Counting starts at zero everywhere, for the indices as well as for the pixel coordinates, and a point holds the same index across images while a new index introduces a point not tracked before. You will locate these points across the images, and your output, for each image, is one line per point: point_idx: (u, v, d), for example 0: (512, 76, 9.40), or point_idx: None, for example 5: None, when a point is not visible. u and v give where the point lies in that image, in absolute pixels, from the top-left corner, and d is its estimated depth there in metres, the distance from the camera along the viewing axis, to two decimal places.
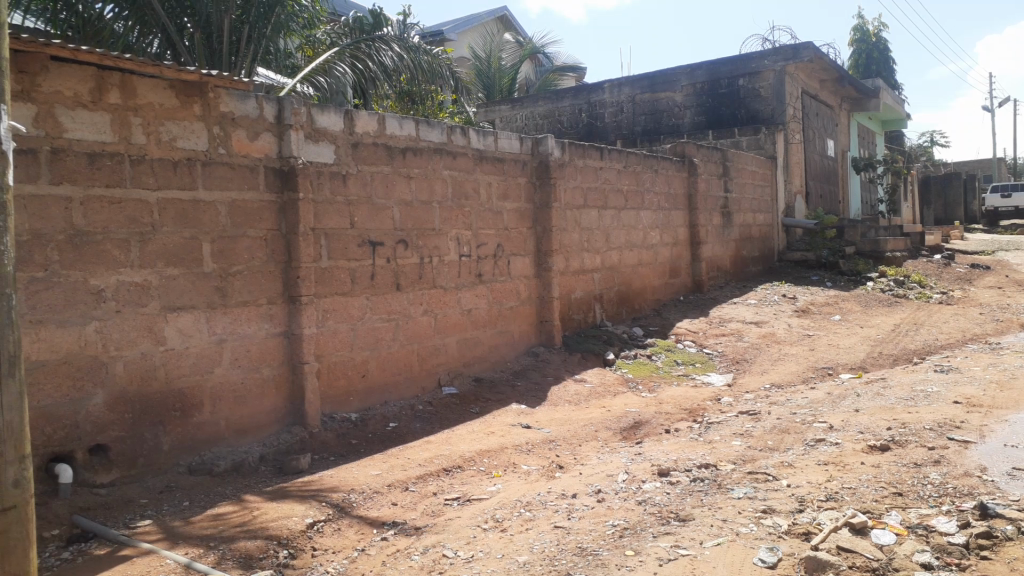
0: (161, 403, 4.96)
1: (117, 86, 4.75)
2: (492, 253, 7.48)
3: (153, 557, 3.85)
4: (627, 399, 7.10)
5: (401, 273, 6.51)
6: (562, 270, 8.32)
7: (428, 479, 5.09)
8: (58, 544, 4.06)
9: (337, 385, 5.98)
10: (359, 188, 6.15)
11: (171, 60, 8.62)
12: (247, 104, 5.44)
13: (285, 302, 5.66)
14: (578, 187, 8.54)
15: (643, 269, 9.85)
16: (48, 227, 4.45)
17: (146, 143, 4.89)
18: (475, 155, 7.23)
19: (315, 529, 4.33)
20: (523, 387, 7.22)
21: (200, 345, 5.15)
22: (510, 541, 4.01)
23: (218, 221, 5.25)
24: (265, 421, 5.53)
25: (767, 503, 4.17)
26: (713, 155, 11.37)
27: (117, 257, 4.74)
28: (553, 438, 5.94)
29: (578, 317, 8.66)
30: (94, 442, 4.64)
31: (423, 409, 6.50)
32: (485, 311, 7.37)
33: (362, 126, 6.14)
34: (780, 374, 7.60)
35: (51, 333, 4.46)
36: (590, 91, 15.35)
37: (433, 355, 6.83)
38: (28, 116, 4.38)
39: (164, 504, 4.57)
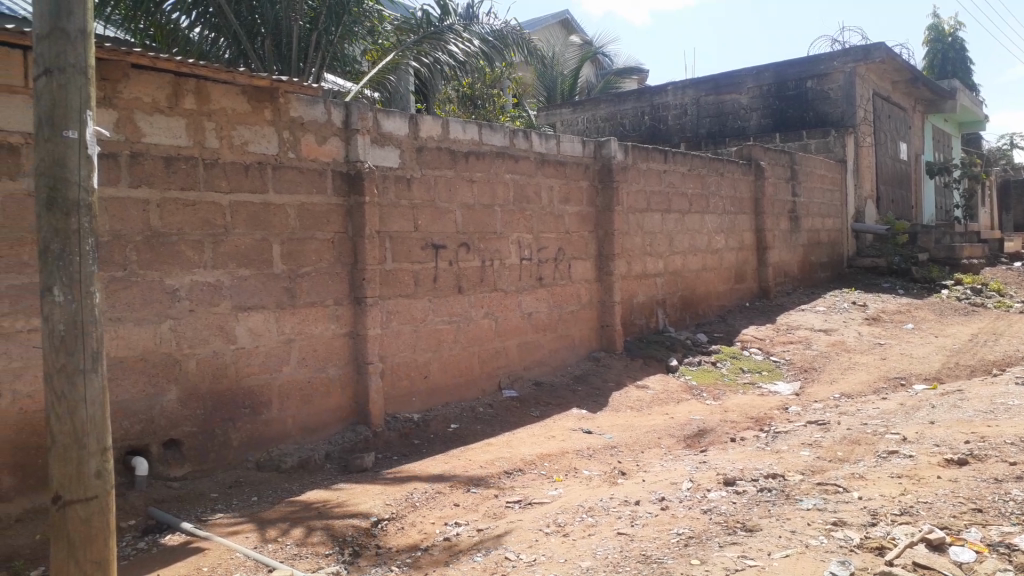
0: (232, 400, 5.09)
1: (192, 92, 4.91)
2: (554, 256, 7.46)
3: (223, 550, 3.97)
4: (691, 406, 7.00)
5: (463, 276, 6.56)
6: (624, 274, 8.26)
7: (489, 481, 5.10)
8: (134, 534, 4.24)
9: (401, 386, 6.05)
10: (424, 192, 6.22)
11: (245, 65, 8.85)
12: (316, 109, 5.55)
13: (351, 304, 5.75)
14: (641, 190, 8.47)
15: (707, 274, 9.71)
16: (127, 229, 4.61)
17: (219, 147, 5.03)
18: (538, 159, 7.24)
19: (379, 527, 4.38)
20: (584, 392, 7.18)
21: (269, 344, 5.27)
22: (573, 545, 3.99)
23: (288, 223, 5.37)
24: (331, 420, 5.63)
25: (837, 515, 4.06)
26: (780, 158, 11.15)
27: (190, 258, 4.88)
28: (615, 444, 5.88)
29: (640, 322, 8.57)
30: (167, 437, 4.79)
31: (484, 411, 6.52)
32: (546, 315, 7.36)
33: (426, 130, 6.22)
34: (850, 383, 7.39)
35: (129, 330, 4.61)
36: (653, 93, 15.20)
37: (495, 358, 6.85)
38: (110, 122, 4.55)
39: (233, 499, 4.70)
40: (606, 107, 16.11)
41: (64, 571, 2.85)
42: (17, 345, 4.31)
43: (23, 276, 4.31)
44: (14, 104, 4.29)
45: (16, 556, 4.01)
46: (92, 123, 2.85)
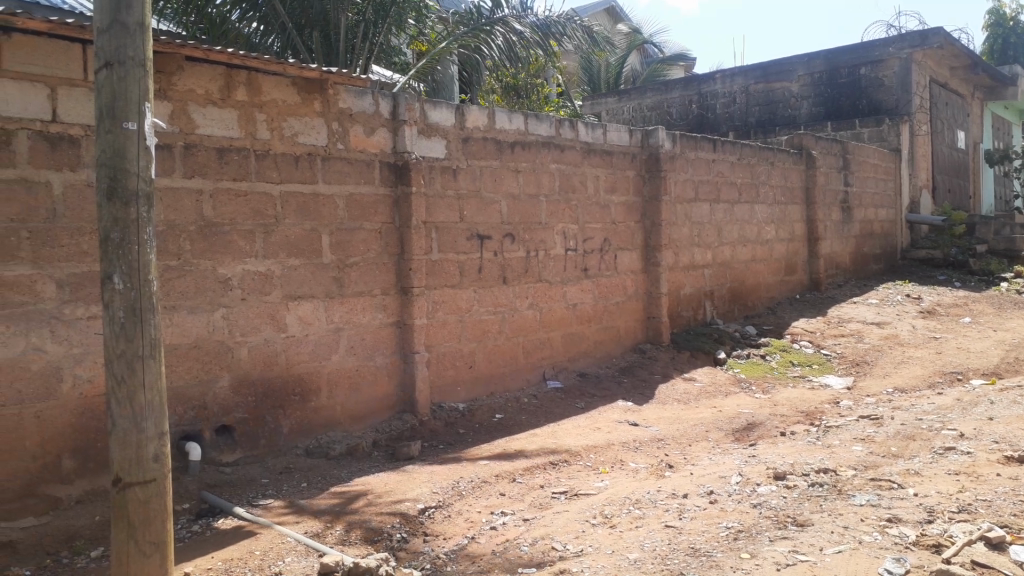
0: (282, 388, 5.17)
1: (244, 83, 4.98)
2: (600, 247, 7.42)
3: (275, 535, 4.05)
4: (739, 399, 6.91)
5: (507, 267, 6.55)
6: (671, 266, 8.17)
7: (535, 471, 5.10)
8: (188, 517, 4.36)
9: (447, 375, 6.09)
10: (469, 182, 6.23)
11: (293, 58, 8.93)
12: (364, 100, 5.59)
13: (397, 294, 5.80)
14: (689, 180, 8.36)
15: (756, 265, 9.56)
16: (181, 219, 4.69)
17: (270, 139, 5.10)
18: (584, 148, 7.20)
19: (427, 514, 4.41)
20: (629, 384, 7.14)
21: (319, 332, 5.35)
22: (620, 537, 3.97)
23: (337, 214, 5.43)
24: (378, 408, 5.69)
25: (892, 511, 3.97)
26: (832, 148, 10.92)
27: (242, 248, 4.96)
28: (662, 437, 5.84)
29: (687, 314, 8.47)
30: (220, 423, 4.88)
31: (529, 402, 6.53)
32: (591, 306, 7.32)
33: (472, 121, 6.23)
34: (904, 378, 7.22)
35: (183, 318, 4.70)
36: (701, 81, 14.98)
37: (539, 349, 6.85)
38: (166, 114, 4.63)
39: (284, 485, 4.79)
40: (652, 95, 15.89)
41: (125, 552, 2.93)
42: (78, 331, 4.42)
43: (83, 264, 4.43)
44: (74, 96, 4.41)
45: (77, 537, 4.18)
46: (150, 115, 2.91)
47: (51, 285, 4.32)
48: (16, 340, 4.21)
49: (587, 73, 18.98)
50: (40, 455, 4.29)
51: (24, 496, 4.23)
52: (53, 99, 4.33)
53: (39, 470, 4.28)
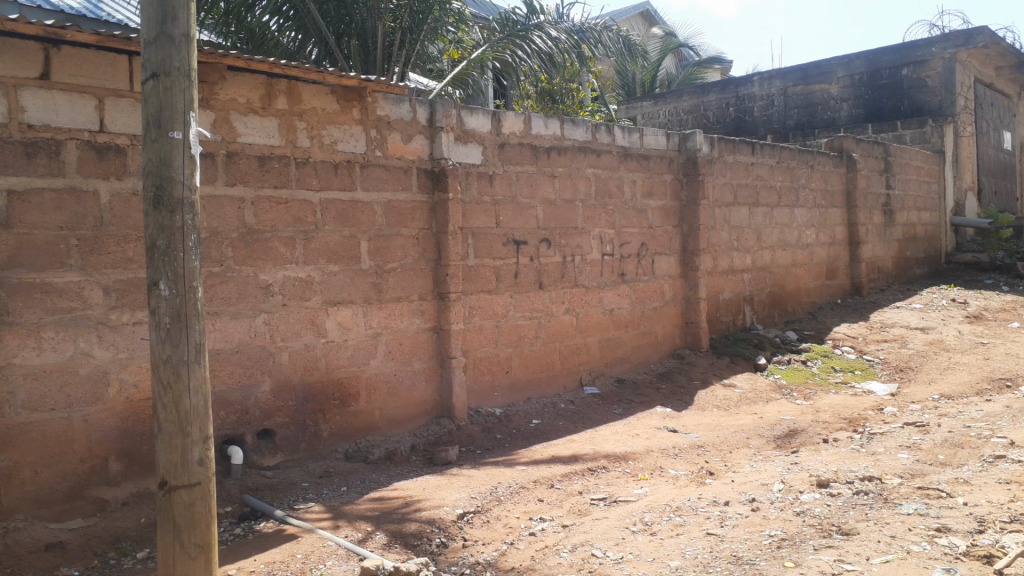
0: (322, 392, 5.22)
1: (284, 92, 5.05)
2: (637, 252, 7.38)
3: (316, 538, 4.09)
4: (781, 406, 6.82)
5: (544, 272, 6.55)
6: (709, 270, 8.10)
7: (573, 478, 5.08)
8: (231, 520, 4.43)
9: (483, 380, 6.10)
10: (506, 188, 6.25)
11: (332, 66, 9.04)
12: (402, 107, 5.64)
13: (435, 299, 5.83)
14: (727, 184, 8.29)
15: (796, 270, 9.43)
16: (223, 226, 4.76)
17: (310, 146, 5.16)
18: (620, 153, 7.17)
19: (465, 519, 4.42)
20: (668, 390, 7.09)
21: (357, 337, 5.39)
22: (661, 544, 3.93)
23: (375, 221, 5.48)
24: (417, 413, 5.72)
25: (941, 521, 3.88)
26: (873, 150, 10.75)
27: (283, 254, 5.02)
28: (701, 443, 5.78)
29: (726, 319, 8.39)
30: (261, 427, 4.94)
31: (566, 408, 6.52)
32: (628, 312, 7.28)
33: (508, 126, 6.25)
34: (950, 384, 7.06)
35: (225, 323, 4.77)
36: (738, 84, 14.83)
37: (576, 355, 6.82)
38: (209, 123, 4.71)
39: (324, 489, 4.84)
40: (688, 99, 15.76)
41: (170, 553, 2.98)
42: (124, 337, 4.52)
43: (129, 271, 4.52)
44: (121, 107, 4.51)
45: (123, 538, 4.26)
46: (195, 124, 2.97)
47: (99, 292, 4.42)
48: (65, 344, 4.31)
49: (622, 77, 18.91)
50: (88, 458, 4.38)
51: (72, 498, 4.32)
52: (100, 109, 4.43)
53: (87, 472, 4.37)
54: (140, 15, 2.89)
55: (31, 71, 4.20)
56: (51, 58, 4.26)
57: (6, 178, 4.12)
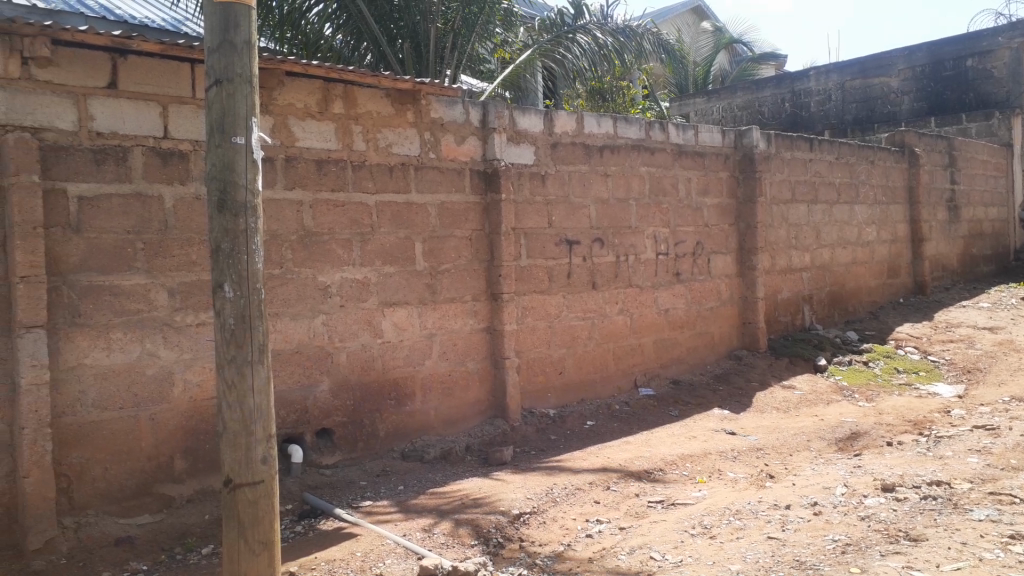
0: (379, 392, 5.28)
1: (340, 97, 5.12)
2: (692, 250, 7.29)
3: (375, 536, 4.13)
4: (842, 408, 6.67)
5: (597, 271, 6.52)
6: (767, 269, 7.96)
7: (630, 480, 5.04)
8: (292, 518, 4.52)
9: (537, 381, 6.10)
10: (558, 188, 6.24)
11: (384, 71, 9.11)
12: (455, 109, 5.67)
13: (488, 300, 5.85)
14: (785, 181, 8.14)
15: (856, 268, 9.21)
16: (283, 228, 4.85)
17: (366, 149, 5.22)
18: (675, 150, 7.10)
19: (522, 520, 4.42)
20: (725, 392, 6.99)
21: (413, 338, 5.45)
22: (721, 548, 3.88)
23: (429, 222, 5.53)
24: (471, 413, 5.75)
25: (1014, 528, 3.74)
26: (937, 145, 10.44)
27: (341, 256, 5.09)
28: (760, 446, 5.69)
29: (784, 319, 8.23)
30: (320, 426, 5.02)
31: (621, 409, 6.48)
32: (684, 312, 7.20)
33: (561, 126, 6.24)
34: (1021, 386, 6.81)
35: (285, 324, 4.86)
36: (794, 79, 14.47)
37: (631, 355, 6.77)
38: (268, 128, 4.81)
39: (381, 487, 4.90)
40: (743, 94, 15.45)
41: (235, 550, 3.04)
42: (188, 338, 4.64)
43: (193, 273, 4.64)
44: (184, 113, 4.63)
45: (189, 534, 4.42)
46: (257, 129, 3.03)
47: (164, 294, 4.54)
48: (132, 345, 4.44)
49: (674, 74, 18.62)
50: (155, 456, 4.50)
51: (140, 494, 4.45)
52: (164, 116, 4.56)
53: (153, 469, 4.49)
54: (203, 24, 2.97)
55: (99, 80, 4.34)
56: (118, 67, 4.40)
57: (77, 185, 4.26)
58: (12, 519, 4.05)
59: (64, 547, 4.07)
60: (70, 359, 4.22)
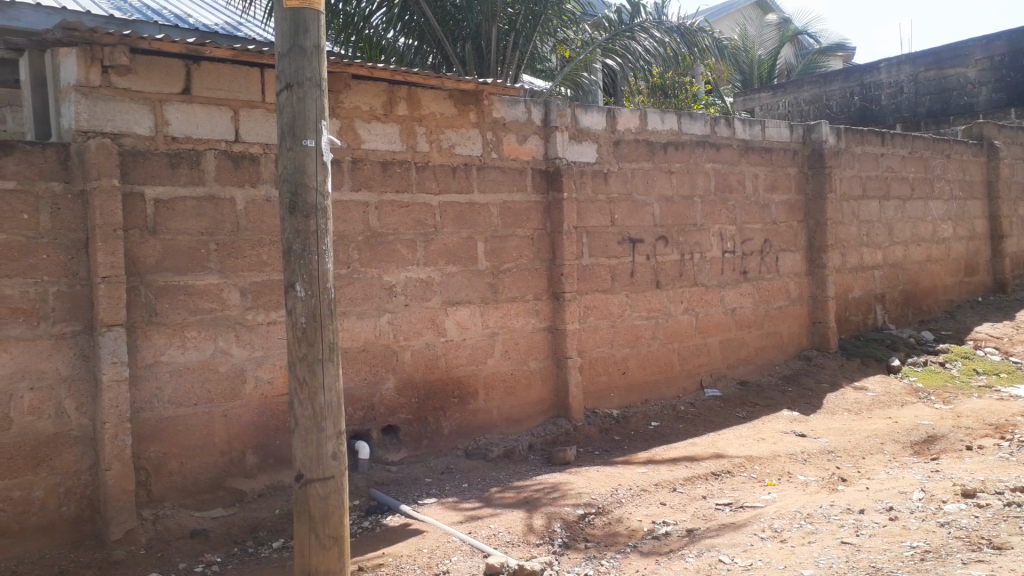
0: (442, 390, 5.33)
1: (405, 99, 5.17)
2: (760, 248, 7.16)
3: (441, 534, 4.17)
4: (917, 410, 6.46)
5: (661, 270, 6.44)
6: (838, 267, 7.76)
7: (696, 482, 4.97)
8: (359, 514, 4.60)
9: (599, 381, 6.07)
10: (621, 185, 6.19)
11: (446, 71, 9.19)
12: (517, 109, 5.68)
13: (550, 299, 5.84)
14: (855, 176, 7.92)
15: (931, 266, 8.90)
16: (350, 229, 4.93)
17: (429, 150, 5.27)
18: (741, 146, 6.98)
19: (586, 520, 4.41)
20: (794, 394, 6.84)
21: (475, 337, 5.48)
22: (792, 552, 3.80)
23: (492, 222, 5.55)
24: (534, 413, 5.75)
25: None
26: (1018, 137, 10.02)
27: (405, 256, 5.15)
28: (832, 448, 5.55)
29: (855, 319, 8.01)
30: (385, 423, 5.09)
31: (686, 411, 6.41)
32: (751, 312, 7.07)
33: (624, 123, 6.20)
34: None
35: (352, 323, 4.94)
36: (863, 71, 14.03)
37: (696, 356, 6.68)
38: (336, 130, 4.89)
39: (446, 485, 4.95)
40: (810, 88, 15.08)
41: (306, 544, 3.10)
42: (259, 336, 4.75)
43: (264, 273, 4.76)
44: (254, 117, 4.75)
45: (260, 528, 4.54)
46: (326, 131, 3.08)
47: (236, 294, 4.67)
48: (207, 343, 4.57)
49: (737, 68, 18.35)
50: (228, 451, 4.63)
51: (214, 488, 4.58)
52: (235, 120, 4.68)
53: (226, 464, 4.62)
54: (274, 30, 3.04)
55: (174, 86, 4.48)
56: (192, 73, 4.55)
57: (153, 188, 4.39)
58: (95, 511, 4.21)
59: (143, 538, 4.21)
60: (147, 356, 4.36)
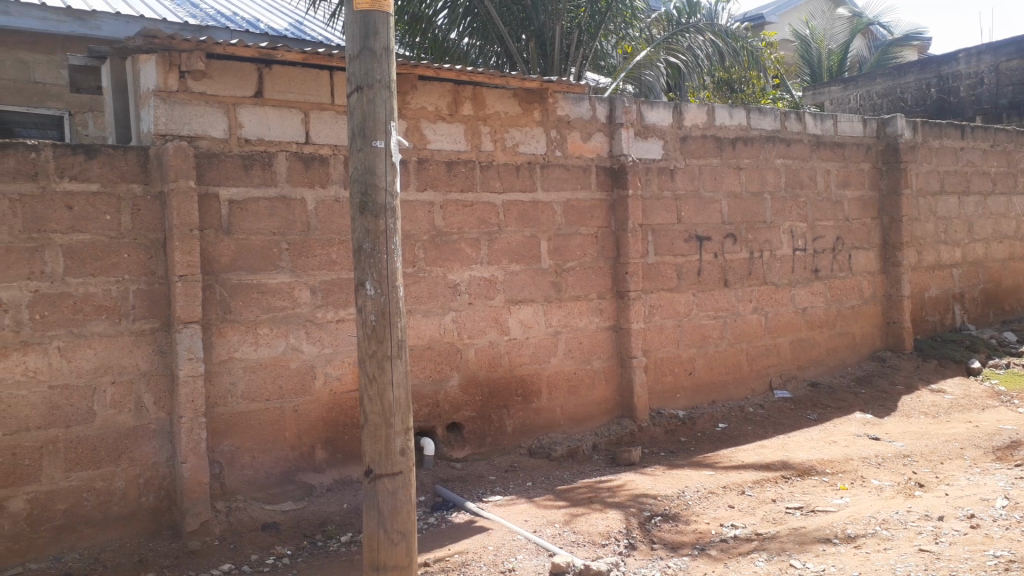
0: (506, 389, 5.35)
1: (470, 99, 5.20)
2: (831, 246, 6.98)
3: (506, 531, 4.19)
4: (999, 415, 6.21)
5: (729, 269, 6.34)
6: (914, 266, 7.51)
7: (766, 485, 4.88)
8: (425, 509, 4.66)
9: (666, 381, 6.02)
10: (688, 182, 6.12)
11: (510, 69, 9.19)
12: (582, 106, 5.67)
13: (614, 298, 5.81)
14: (932, 171, 7.65)
15: (1014, 264, 8.53)
16: (416, 228, 4.99)
17: (494, 150, 5.29)
18: (812, 141, 6.81)
19: (653, 522, 4.38)
20: (868, 396, 6.67)
21: (539, 336, 5.48)
22: (867, 559, 3.70)
23: (555, 220, 5.55)
24: (598, 412, 5.72)
25: None
26: None
27: (469, 255, 5.19)
28: (908, 452, 5.38)
29: (932, 319, 7.74)
30: (450, 420, 5.14)
31: (754, 413, 6.29)
32: (822, 311, 6.89)
33: (690, 119, 6.12)
34: None
35: (418, 322, 5.00)
36: (940, 63, 13.20)
37: (764, 356, 6.55)
38: (402, 131, 4.96)
39: (510, 483, 4.99)
40: (883, 82, 14.33)
41: (375, 540, 3.15)
42: (328, 333, 4.85)
43: (333, 272, 4.86)
44: (324, 119, 4.85)
45: (329, 522, 4.64)
46: (395, 133, 3.12)
47: (307, 292, 4.77)
48: (279, 340, 4.68)
49: (808, 65, 18.27)
50: (298, 445, 4.75)
51: (284, 482, 4.70)
52: (306, 122, 4.79)
53: (296, 458, 4.74)
54: (344, 32, 3.09)
55: (247, 90, 4.61)
56: (264, 77, 4.67)
57: (227, 189, 4.52)
58: (172, 502, 4.37)
59: (217, 529, 4.35)
60: (222, 352, 4.50)
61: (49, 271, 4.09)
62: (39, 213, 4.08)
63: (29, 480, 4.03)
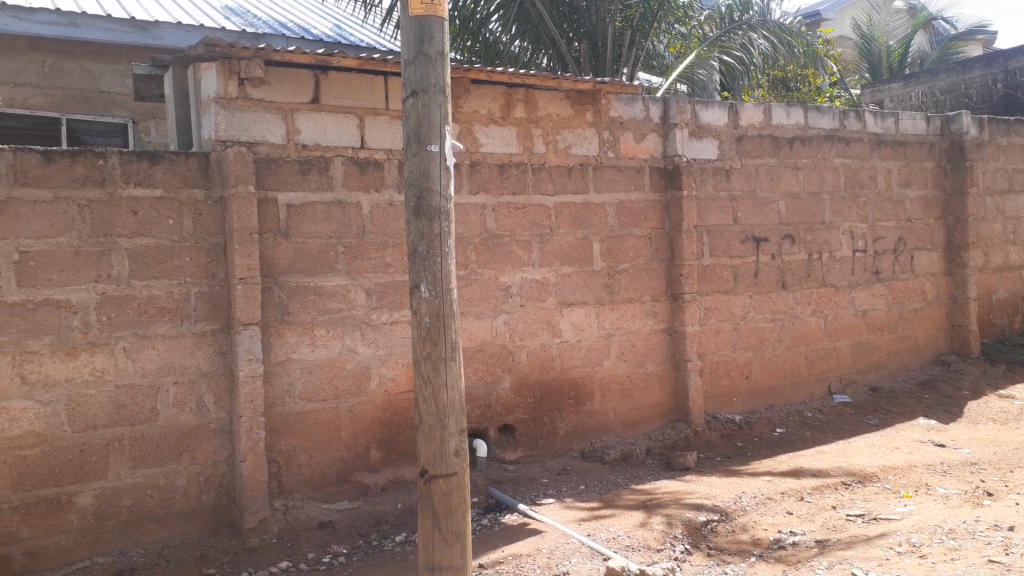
0: (559, 391, 5.34)
1: (522, 101, 5.21)
2: (892, 247, 6.80)
3: (560, 534, 4.18)
4: None
5: (787, 271, 6.23)
6: (980, 267, 7.26)
7: (825, 492, 4.79)
8: (478, 511, 4.68)
9: (722, 384, 5.94)
10: (744, 182, 6.03)
11: (561, 71, 9.18)
12: (635, 107, 5.63)
13: (668, 300, 5.76)
14: (1000, 169, 7.40)
15: None
16: (468, 232, 5.01)
17: (546, 152, 5.30)
18: (872, 140, 6.65)
19: (709, 528, 4.34)
20: (932, 401, 6.49)
21: (591, 338, 5.46)
22: (933, 569, 3.58)
23: (608, 222, 5.52)
24: (651, 416, 5.68)
25: None
26: None
27: (522, 257, 5.20)
28: (975, 460, 5.21)
29: (1000, 322, 7.48)
30: (503, 422, 5.15)
31: (813, 417, 6.17)
32: (884, 313, 6.72)
33: (746, 118, 6.03)
34: None
35: (471, 324, 5.02)
36: (1007, 57, 12.21)
37: (822, 360, 6.41)
38: (455, 134, 4.99)
39: (563, 486, 4.98)
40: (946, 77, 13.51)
41: (430, 540, 3.16)
42: (383, 335, 4.91)
43: (388, 275, 4.92)
44: (379, 124, 4.92)
45: (383, 521, 4.70)
46: (449, 137, 3.14)
47: (362, 294, 4.84)
48: (334, 341, 4.76)
49: (869, 62, 17.86)
50: (354, 446, 4.82)
51: (341, 481, 4.77)
52: (361, 127, 4.86)
53: (352, 458, 4.81)
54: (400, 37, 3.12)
55: (304, 96, 4.70)
56: (320, 83, 4.75)
57: (285, 194, 4.61)
58: (232, 499, 4.47)
59: (275, 527, 4.44)
60: (280, 353, 4.59)
61: (115, 274, 4.23)
62: (106, 218, 4.22)
63: (97, 477, 4.17)
